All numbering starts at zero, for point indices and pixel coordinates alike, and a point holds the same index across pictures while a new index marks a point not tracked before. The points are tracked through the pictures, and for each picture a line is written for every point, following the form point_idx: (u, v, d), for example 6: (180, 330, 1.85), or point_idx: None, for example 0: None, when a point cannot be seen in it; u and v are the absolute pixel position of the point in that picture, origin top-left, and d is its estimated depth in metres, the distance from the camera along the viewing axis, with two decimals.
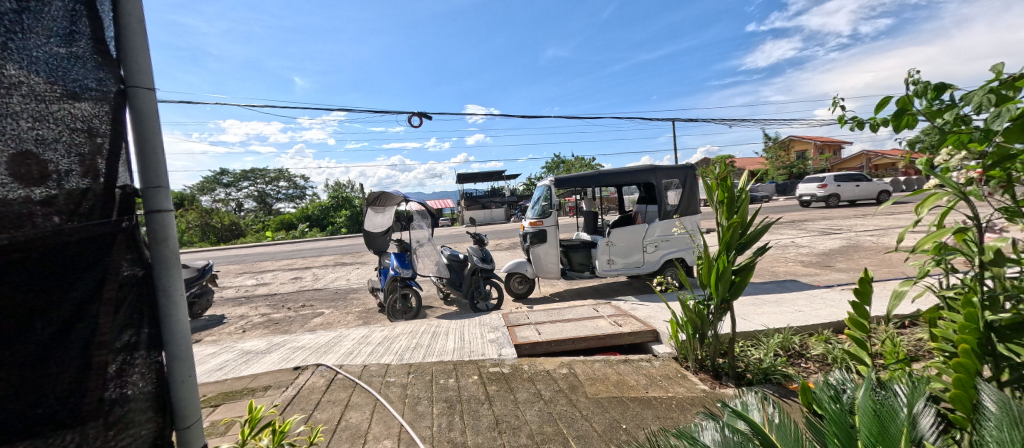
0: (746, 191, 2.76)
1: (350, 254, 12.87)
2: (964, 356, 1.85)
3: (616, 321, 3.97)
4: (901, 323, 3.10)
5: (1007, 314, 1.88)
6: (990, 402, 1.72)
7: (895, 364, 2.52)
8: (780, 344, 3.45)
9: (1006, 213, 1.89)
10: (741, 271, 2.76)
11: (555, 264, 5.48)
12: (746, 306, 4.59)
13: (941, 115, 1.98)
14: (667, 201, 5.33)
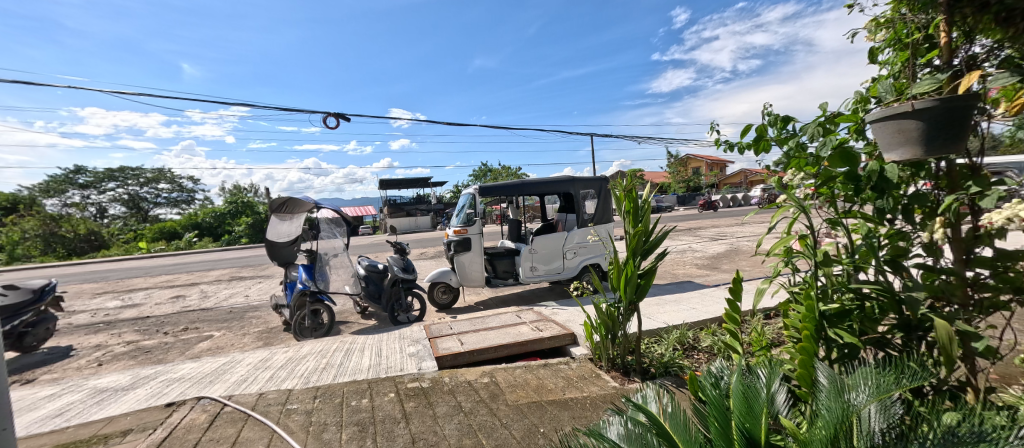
0: (649, 201, 3.02)
1: (245, 268, 11.72)
2: (806, 341, 2.22)
3: (537, 327, 4.12)
4: (769, 315, 3.65)
5: (833, 304, 2.31)
6: (823, 378, 2.08)
7: (759, 350, 2.95)
8: (678, 339, 3.85)
9: (831, 222, 2.32)
10: (645, 275, 3.06)
11: (479, 272, 5.51)
12: (651, 306, 5.04)
13: (787, 142, 2.39)
14: (584, 210, 5.67)
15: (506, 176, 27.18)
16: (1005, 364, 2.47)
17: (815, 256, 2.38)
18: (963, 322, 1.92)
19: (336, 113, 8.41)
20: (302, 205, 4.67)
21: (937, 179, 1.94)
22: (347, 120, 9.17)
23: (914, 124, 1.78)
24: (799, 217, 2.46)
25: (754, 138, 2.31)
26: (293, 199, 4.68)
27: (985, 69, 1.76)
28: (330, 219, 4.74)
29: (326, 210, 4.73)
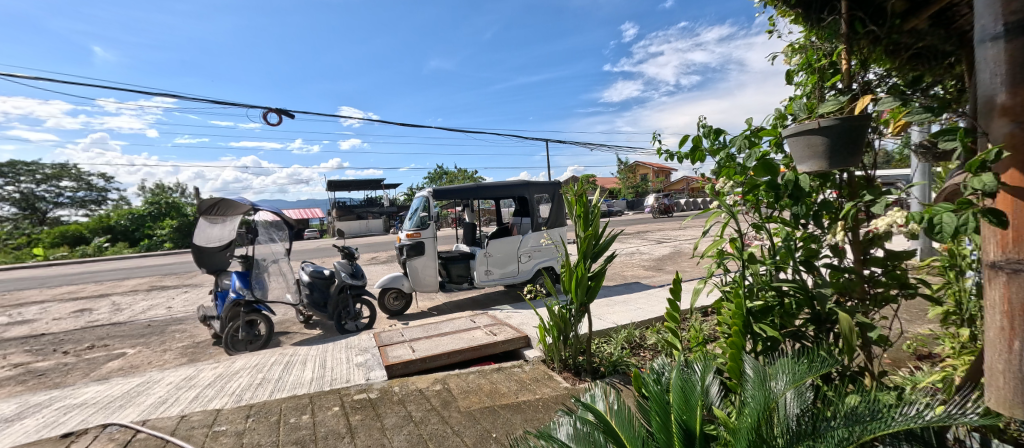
0: (598, 206, 3.14)
1: (169, 276, 10.83)
2: (737, 336, 2.40)
3: (491, 331, 4.17)
4: (705, 312, 3.93)
5: (758, 301, 2.52)
6: (750, 370, 2.26)
7: (696, 346, 3.16)
8: (626, 338, 4.03)
9: (756, 226, 2.52)
10: (595, 277, 3.19)
11: (432, 277, 5.48)
12: (601, 307, 5.23)
13: (719, 153, 2.60)
14: (538, 214, 5.78)
15: (459, 180, 27.04)
16: (897, 350, 2.83)
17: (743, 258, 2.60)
18: (861, 314, 2.19)
19: (276, 108, 8.02)
20: (236, 207, 4.49)
21: (842, 189, 2.20)
22: (289, 118, 8.76)
23: (819, 138, 2.00)
24: (729, 222, 2.67)
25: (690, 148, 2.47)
26: (226, 200, 4.43)
27: (876, 93, 2.02)
28: (269, 222, 4.53)
29: (266, 213, 4.49)
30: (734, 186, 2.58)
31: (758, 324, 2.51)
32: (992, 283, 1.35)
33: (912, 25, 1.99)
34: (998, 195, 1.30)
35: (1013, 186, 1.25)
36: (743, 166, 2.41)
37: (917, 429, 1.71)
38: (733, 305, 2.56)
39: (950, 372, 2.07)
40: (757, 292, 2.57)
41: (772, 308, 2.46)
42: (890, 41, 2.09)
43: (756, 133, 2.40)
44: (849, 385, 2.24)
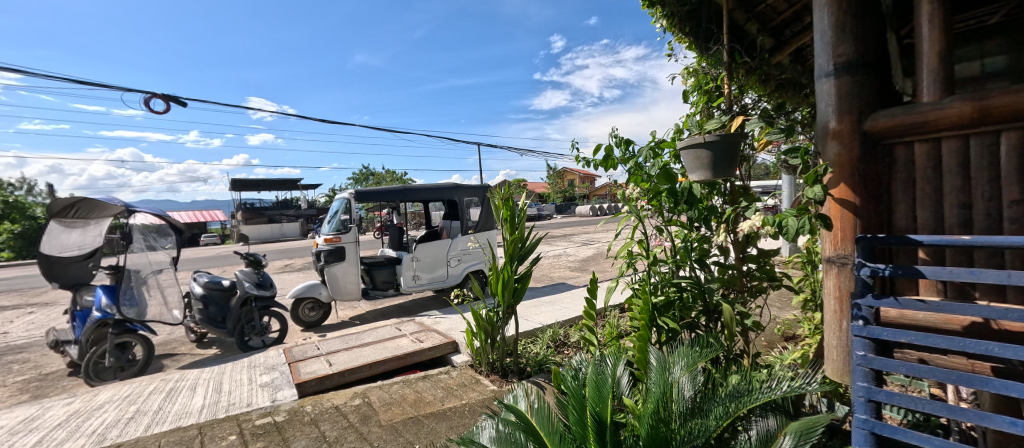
0: (524, 210, 3.23)
1: (7, 295, 9.04)
2: (643, 330, 2.62)
3: (418, 338, 4.12)
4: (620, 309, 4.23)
5: (661, 296, 2.77)
6: (654, 359, 2.42)
7: (610, 340, 3.39)
8: (551, 337, 4.18)
9: (659, 229, 2.75)
10: (521, 279, 3.25)
11: (354, 284, 5.26)
12: (529, 308, 5.37)
13: (628, 162, 2.83)
14: (469, 217, 5.71)
15: (384, 181, 26.11)
16: (770, 334, 3.32)
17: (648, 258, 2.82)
18: (739, 305, 2.54)
19: (162, 94, 7.13)
20: (104, 208, 4.00)
21: (727, 197, 2.53)
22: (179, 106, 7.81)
23: (705, 151, 2.28)
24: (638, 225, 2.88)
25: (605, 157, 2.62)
26: (88, 200, 3.87)
27: (751, 114, 2.37)
28: (152, 227, 3.98)
29: (147, 215, 3.95)
30: (639, 193, 2.81)
31: (662, 318, 2.74)
32: (829, 275, 1.65)
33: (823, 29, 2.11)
34: (828, 203, 1.58)
35: (841, 198, 1.52)
36: (650, 174, 2.63)
37: (778, 400, 2.03)
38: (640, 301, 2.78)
39: (807, 350, 2.48)
40: (660, 288, 2.81)
41: (674, 302, 2.72)
42: (763, 71, 2.58)
43: (659, 146, 2.65)
44: (731, 367, 2.57)
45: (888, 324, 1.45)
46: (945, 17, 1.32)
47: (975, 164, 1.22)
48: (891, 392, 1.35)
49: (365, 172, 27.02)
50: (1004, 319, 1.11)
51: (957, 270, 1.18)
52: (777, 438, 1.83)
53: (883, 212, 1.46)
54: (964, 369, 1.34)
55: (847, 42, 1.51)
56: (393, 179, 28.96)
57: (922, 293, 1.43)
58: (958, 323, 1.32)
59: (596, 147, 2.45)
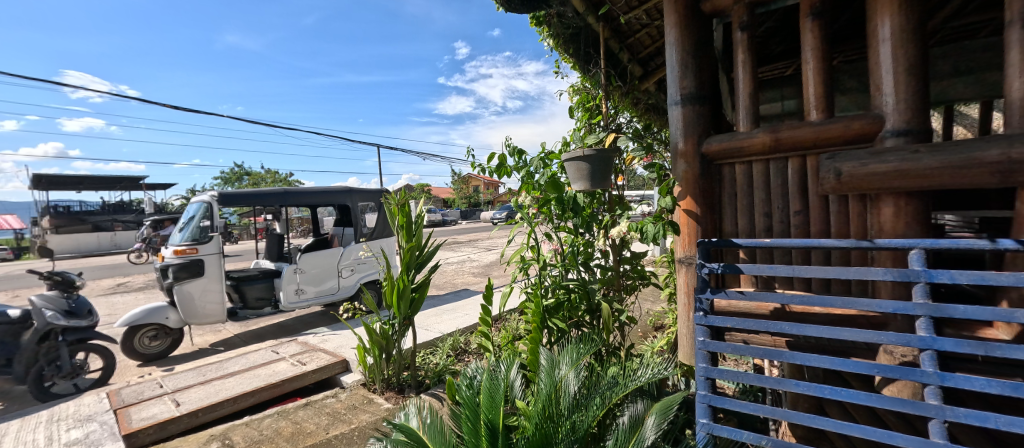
0: (422, 217, 3.08)
1: None
2: (535, 332, 2.65)
3: (298, 361, 3.64)
4: (514, 313, 4.30)
5: (551, 300, 2.82)
6: (545, 360, 2.41)
7: (506, 343, 3.36)
8: (451, 346, 3.99)
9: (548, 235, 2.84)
10: (419, 288, 3.08)
11: (218, 304, 4.37)
12: (429, 317, 5.13)
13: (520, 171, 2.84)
14: (363, 224, 5.26)
15: (259, 184, 23.22)
16: (644, 324, 3.79)
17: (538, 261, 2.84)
18: (617, 301, 2.82)
19: None
20: None
21: (606, 205, 2.80)
22: None
23: (584, 164, 2.48)
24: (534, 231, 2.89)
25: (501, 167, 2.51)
26: None
27: (624, 132, 2.66)
28: None
29: None
30: (529, 201, 2.87)
31: (552, 320, 2.81)
32: (680, 273, 1.93)
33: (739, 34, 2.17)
34: (677, 213, 1.84)
35: (687, 209, 1.77)
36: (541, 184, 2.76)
37: (644, 385, 2.31)
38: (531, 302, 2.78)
39: (671, 335, 2.91)
40: (550, 293, 2.84)
41: (562, 304, 2.79)
42: (633, 95, 2.97)
43: (549, 157, 2.76)
44: (610, 359, 2.80)
45: (720, 314, 1.74)
46: (753, 65, 1.66)
47: (775, 181, 1.56)
48: (722, 369, 1.60)
49: (234, 172, 23.65)
50: (792, 304, 1.41)
51: (763, 266, 1.46)
52: (643, 420, 2.01)
53: (716, 221, 1.76)
54: (769, 345, 1.68)
55: (689, 78, 1.78)
56: (271, 182, 26.06)
57: (743, 286, 1.77)
58: (765, 308, 1.64)
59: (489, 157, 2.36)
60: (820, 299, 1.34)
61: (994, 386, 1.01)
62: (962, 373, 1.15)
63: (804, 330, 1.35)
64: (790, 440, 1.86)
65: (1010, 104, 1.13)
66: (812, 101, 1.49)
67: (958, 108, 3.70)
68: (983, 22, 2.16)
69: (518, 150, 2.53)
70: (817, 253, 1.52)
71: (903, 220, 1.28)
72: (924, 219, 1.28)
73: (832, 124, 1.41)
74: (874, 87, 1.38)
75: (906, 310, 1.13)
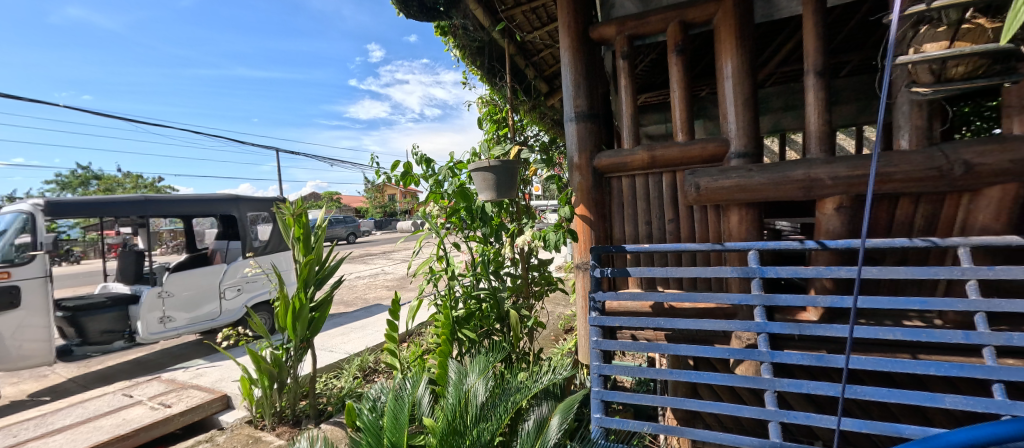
0: (324, 228, 2.66)
1: None
2: (444, 345, 2.52)
3: (162, 401, 2.87)
4: (421, 331, 4.00)
5: (461, 311, 2.64)
6: (454, 372, 2.29)
7: (412, 361, 3.04)
8: (359, 366, 3.55)
9: (455, 244, 2.72)
10: (319, 307, 2.67)
11: (44, 342, 3.30)
12: (333, 336, 4.62)
13: (429, 179, 2.63)
14: (253, 237, 4.31)
15: (114, 192, 19.41)
16: (553, 329, 3.95)
17: (447, 272, 2.64)
18: (525, 308, 2.81)
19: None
20: None
21: (514, 215, 2.82)
22: None
23: (489, 174, 2.42)
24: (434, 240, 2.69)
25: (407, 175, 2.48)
26: None
27: (530, 145, 2.77)
28: None
29: None
30: (438, 209, 2.71)
31: (463, 332, 2.65)
32: (578, 277, 2.06)
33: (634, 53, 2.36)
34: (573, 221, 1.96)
35: (581, 216, 1.90)
36: (449, 193, 2.64)
37: (549, 386, 2.36)
38: (441, 315, 2.62)
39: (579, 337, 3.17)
40: (461, 303, 2.68)
41: (473, 314, 2.68)
42: (539, 110, 3.17)
43: (459, 167, 2.63)
44: (520, 363, 2.79)
45: (612, 314, 1.89)
46: (632, 90, 1.85)
47: (653, 193, 1.77)
48: (613, 365, 1.70)
49: (78, 177, 19.40)
50: (669, 301, 1.59)
51: (643, 269, 1.64)
52: (548, 420, 2.06)
53: (607, 228, 1.91)
54: (652, 340, 1.86)
55: (581, 97, 1.91)
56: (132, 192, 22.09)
57: (631, 287, 1.94)
58: (647, 306, 1.84)
59: (392, 164, 2.24)
60: (687, 295, 1.54)
61: (805, 358, 1.25)
62: (786, 349, 1.41)
63: (676, 322, 1.53)
64: (671, 422, 2.06)
65: (809, 134, 1.42)
66: (678, 125, 1.73)
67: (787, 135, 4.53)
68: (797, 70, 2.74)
69: (426, 156, 2.42)
70: (686, 256, 1.75)
71: (745, 226, 1.56)
72: (759, 225, 1.56)
73: (692, 145, 1.65)
74: (722, 115, 1.65)
75: (746, 301, 1.37)
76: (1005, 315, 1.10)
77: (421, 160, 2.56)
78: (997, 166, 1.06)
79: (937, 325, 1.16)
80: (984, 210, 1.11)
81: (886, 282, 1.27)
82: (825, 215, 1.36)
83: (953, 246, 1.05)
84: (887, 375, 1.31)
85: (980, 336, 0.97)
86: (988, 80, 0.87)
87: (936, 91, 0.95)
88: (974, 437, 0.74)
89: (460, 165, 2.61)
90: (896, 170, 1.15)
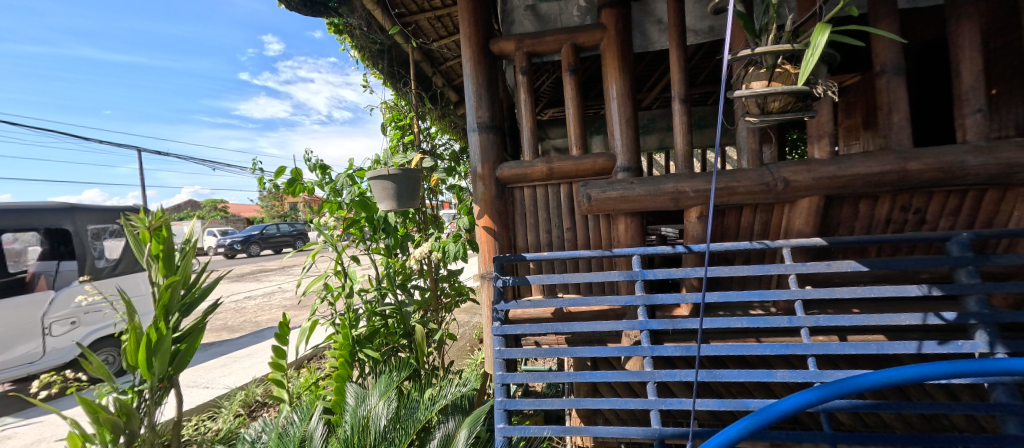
0: (195, 241, 1.78)
1: None
2: (341, 367, 2.23)
3: None
4: (316, 354, 3.62)
5: (362, 329, 2.39)
6: (352, 397, 2.08)
7: (307, 389, 2.57)
8: (242, 402, 2.84)
9: (352, 257, 2.51)
10: (188, 337, 1.73)
11: None
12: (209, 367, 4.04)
13: (325, 185, 2.43)
14: (93, 257, 3.38)
15: None
16: (462, 341, 3.91)
17: (344, 289, 2.41)
18: (433, 321, 2.71)
19: None
20: None
21: (420, 225, 2.78)
22: None
23: (390, 183, 2.27)
24: (326, 252, 2.45)
25: (291, 182, 2.29)
26: None
27: (435, 153, 2.73)
28: None
29: None
30: (335, 221, 2.47)
31: (365, 350, 2.39)
32: (484, 287, 2.09)
33: (535, 68, 2.51)
34: (478, 231, 1.99)
35: (486, 228, 1.94)
36: (347, 202, 2.42)
37: (457, 400, 2.20)
38: (338, 336, 2.35)
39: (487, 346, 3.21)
40: (363, 320, 2.44)
41: (378, 330, 2.47)
42: (446, 118, 3.17)
43: (358, 174, 2.46)
44: (429, 379, 2.60)
45: (516, 322, 1.94)
46: (531, 104, 1.96)
47: (552, 203, 1.88)
48: (516, 373, 1.69)
49: None
50: (567, 306, 1.69)
51: (542, 276, 1.73)
52: (455, 436, 1.96)
53: (510, 237, 1.96)
54: (554, 344, 1.94)
55: (483, 109, 1.97)
56: None
57: (534, 294, 2.01)
58: (549, 312, 1.94)
59: (277, 169, 2.06)
60: (582, 299, 1.66)
61: (678, 350, 1.42)
62: (664, 342, 1.60)
63: (573, 325, 1.63)
64: (576, 424, 2.15)
65: (678, 154, 1.64)
66: (573, 140, 1.86)
67: (662, 156, 5.13)
68: (665, 96, 3.16)
69: (322, 161, 2.24)
70: (582, 261, 1.89)
71: (630, 234, 1.73)
72: (641, 232, 1.75)
73: (585, 160, 1.79)
74: (609, 132, 1.82)
75: (631, 301, 1.52)
76: (816, 301, 1.38)
77: (315, 166, 2.41)
78: (806, 183, 1.33)
79: (771, 312, 1.42)
80: (799, 217, 1.39)
81: (736, 278, 1.51)
82: (691, 223, 1.57)
83: (780, 246, 1.28)
84: (740, 358, 1.54)
85: (799, 319, 1.20)
86: (795, 115, 1.06)
87: (762, 121, 1.11)
88: (792, 404, 0.90)
89: (359, 172, 2.46)
90: (740, 185, 1.37)
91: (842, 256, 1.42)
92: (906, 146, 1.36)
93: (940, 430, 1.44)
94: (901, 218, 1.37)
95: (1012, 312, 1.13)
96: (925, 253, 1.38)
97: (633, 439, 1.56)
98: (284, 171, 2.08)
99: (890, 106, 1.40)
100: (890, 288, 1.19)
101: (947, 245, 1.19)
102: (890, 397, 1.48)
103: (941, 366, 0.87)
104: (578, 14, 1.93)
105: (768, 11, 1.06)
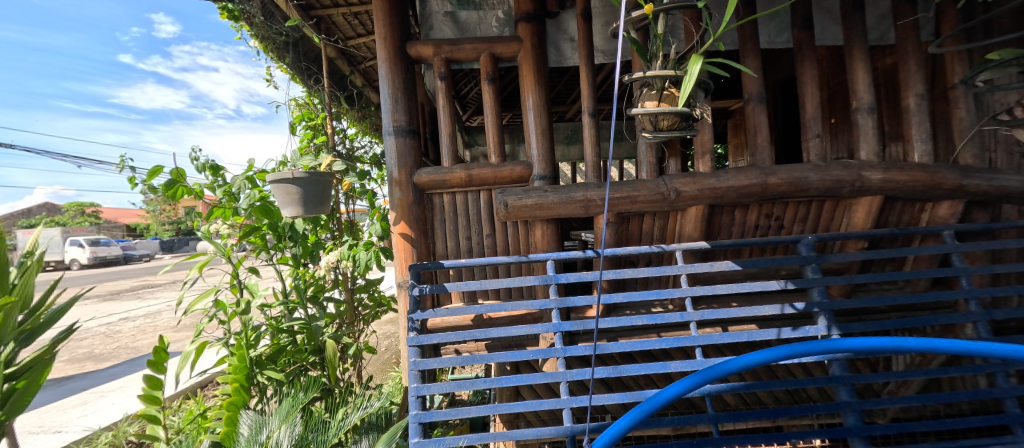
0: (40, 257, 1.50)
1: None
2: (235, 394, 2.00)
3: None
4: (206, 380, 3.25)
5: (261, 349, 2.19)
6: (246, 427, 1.88)
7: (194, 422, 2.29)
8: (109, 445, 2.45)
9: (252, 268, 2.30)
10: (29, 372, 1.41)
11: None
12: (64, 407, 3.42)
13: (218, 188, 2.21)
14: None
15: None
16: (382, 354, 3.78)
17: (239, 305, 2.17)
18: (347, 335, 2.57)
19: None
20: None
21: (333, 232, 2.65)
22: None
23: (294, 187, 2.12)
24: (215, 263, 2.20)
25: (170, 185, 2.04)
26: None
27: (350, 157, 2.62)
28: None
29: None
30: (231, 228, 2.25)
31: (265, 373, 2.19)
32: (401, 296, 2.03)
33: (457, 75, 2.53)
34: (394, 239, 1.94)
35: (403, 235, 1.90)
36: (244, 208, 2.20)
37: (372, 418, 2.09)
38: (233, 358, 2.12)
39: None
40: (264, 337, 2.24)
41: (283, 348, 2.29)
42: (364, 120, 3.07)
43: (258, 176, 2.26)
44: (344, 397, 2.44)
45: (434, 331, 1.91)
46: (449, 110, 1.97)
47: (471, 210, 1.90)
48: (431, 384, 1.64)
49: None
50: (485, 312, 1.71)
51: (460, 283, 1.74)
52: None
53: (429, 245, 1.95)
54: (474, 351, 1.94)
55: (399, 112, 1.93)
56: None
57: (453, 302, 2.02)
58: (468, 319, 1.94)
59: (150, 170, 1.82)
60: (500, 305, 1.69)
61: (587, 349, 1.51)
62: (577, 343, 1.69)
63: (490, 331, 1.65)
64: (499, 429, 2.18)
65: (588, 164, 1.76)
66: (492, 148, 1.91)
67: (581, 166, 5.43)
68: (575, 108, 3.36)
69: (213, 162, 2.03)
70: (502, 268, 1.95)
71: (547, 240, 1.81)
72: (557, 239, 1.84)
73: (503, 167, 1.85)
74: (527, 142, 1.89)
75: (546, 305, 1.59)
76: (704, 298, 1.56)
77: (204, 167, 2.19)
78: (693, 193, 1.49)
79: (668, 309, 1.58)
80: (689, 224, 1.57)
81: (640, 280, 1.66)
82: (600, 228, 1.69)
83: (674, 250, 1.43)
84: (643, 354, 1.68)
85: (688, 315, 1.35)
86: (681, 133, 1.20)
87: (655, 137, 1.23)
88: (676, 391, 1.01)
89: (259, 175, 2.26)
90: (639, 194, 1.50)
91: (723, 258, 1.63)
92: (768, 163, 1.59)
93: (800, 402, 1.71)
94: (767, 224, 1.62)
95: (844, 300, 1.38)
96: (786, 254, 1.63)
97: (548, 438, 1.62)
98: (161, 172, 1.86)
99: (755, 129, 1.63)
100: (758, 284, 1.38)
101: (798, 246, 1.43)
102: (762, 377, 1.72)
103: (787, 349, 1.03)
104: (497, 25, 2.00)
105: (656, 40, 1.18)
